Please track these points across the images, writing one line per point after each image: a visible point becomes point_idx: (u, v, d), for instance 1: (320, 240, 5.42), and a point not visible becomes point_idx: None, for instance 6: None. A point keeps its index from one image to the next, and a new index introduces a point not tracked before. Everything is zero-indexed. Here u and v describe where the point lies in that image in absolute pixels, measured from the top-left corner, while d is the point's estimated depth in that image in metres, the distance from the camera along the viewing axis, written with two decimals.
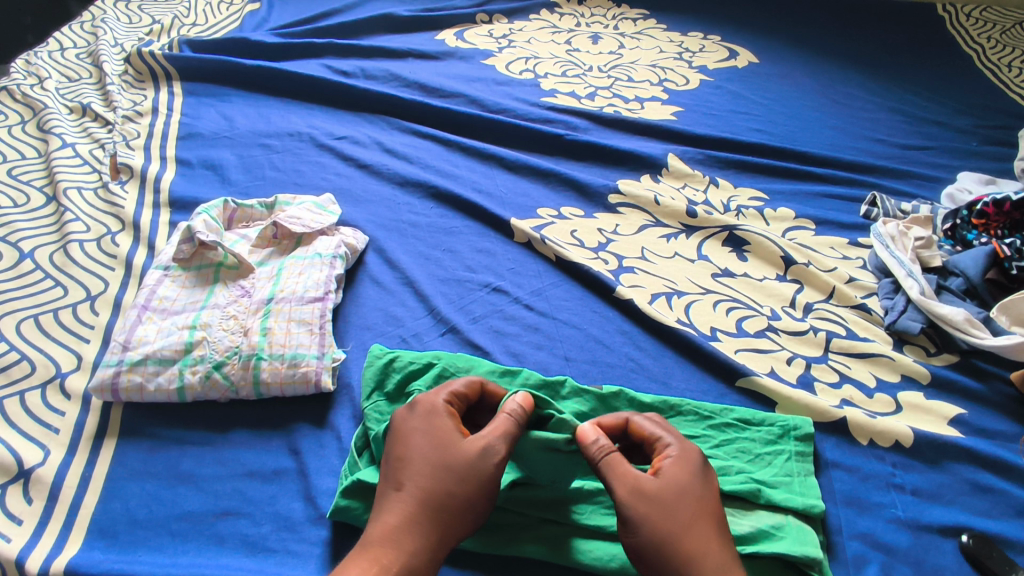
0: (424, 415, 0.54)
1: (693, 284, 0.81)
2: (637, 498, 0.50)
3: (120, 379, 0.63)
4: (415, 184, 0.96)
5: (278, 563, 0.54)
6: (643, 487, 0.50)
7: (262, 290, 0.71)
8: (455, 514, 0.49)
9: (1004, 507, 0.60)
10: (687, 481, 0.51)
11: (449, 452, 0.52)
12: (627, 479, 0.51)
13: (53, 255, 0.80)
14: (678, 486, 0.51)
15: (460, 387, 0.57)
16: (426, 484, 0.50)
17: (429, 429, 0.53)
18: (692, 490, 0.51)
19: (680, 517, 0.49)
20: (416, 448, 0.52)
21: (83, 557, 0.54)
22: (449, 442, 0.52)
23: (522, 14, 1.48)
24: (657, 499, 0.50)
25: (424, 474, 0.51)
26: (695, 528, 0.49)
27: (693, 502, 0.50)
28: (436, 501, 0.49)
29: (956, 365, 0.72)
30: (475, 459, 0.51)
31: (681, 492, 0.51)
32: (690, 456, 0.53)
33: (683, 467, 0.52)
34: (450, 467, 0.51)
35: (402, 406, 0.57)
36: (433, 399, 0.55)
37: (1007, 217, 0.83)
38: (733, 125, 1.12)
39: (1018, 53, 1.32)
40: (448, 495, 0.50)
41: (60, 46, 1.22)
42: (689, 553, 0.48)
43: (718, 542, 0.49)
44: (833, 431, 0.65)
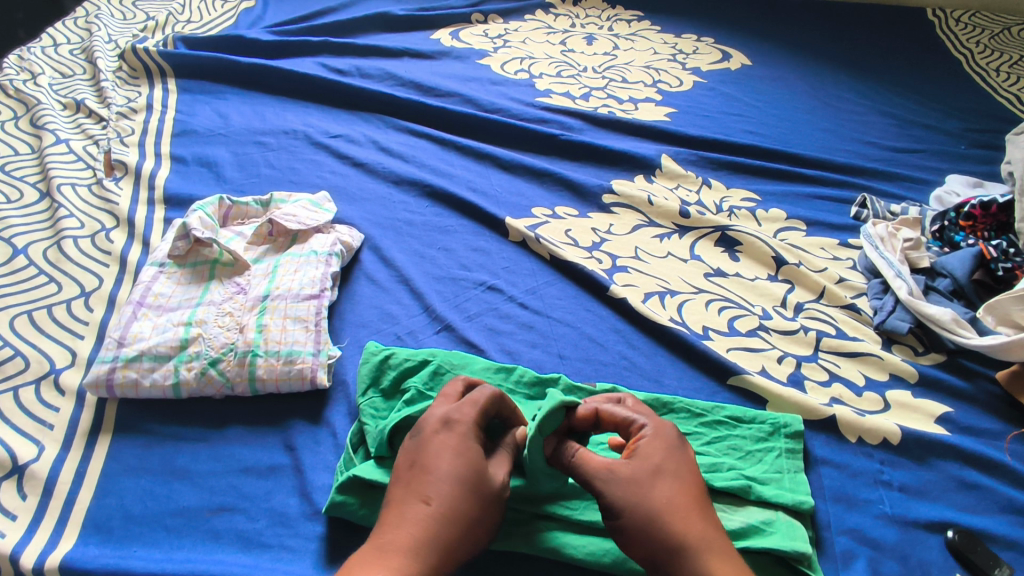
0: (460, 433, 0.53)
1: (685, 284, 0.82)
2: (615, 480, 0.51)
3: (115, 374, 0.63)
4: (410, 182, 0.96)
5: (273, 559, 0.54)
6: (616, 470, 0.51)
7: (258, 287, 0.72)
8: (470, 539, 0.50)
9: (990, 504, 0.61)
10: (664, 458, 0.52)
11: (479, 476, 0.51)
12: (599, 465, 0.52)
13: (46, 251, 0.80)
14: (657, 462, 0.52)
15: (488, 404, 0.56)
16: (455, 502, 0.49)
17: (464, 446, 0.52)
18: (669, 464, 0.52)
19: (661, 491, 0.50)
20: (448, 465, 0.51)
21: (78, 552, 0.54)
22: (480, 466, 0.52)
23: (517, 13, 1.48)
24: (633, 479, 0.50)
25: (456, 493, 0.50)
26: (678, 502, 0.50)
27: (670, 481, 0.51)
28: (462, 522, 0.49)
29: (943, 364, 0.73)
30: (500, 490, 0.52)
31: (655, 469, 0.51)
32: (666, 433, 0.54)
33: (658, 445, 0.53)
34: (478, 490, 0.51)
35: (434, 417, 0.54)
36: (470, 418, 0.54)
37: (994, 219, 0.85)
38: (725, 126, 1.13)
39: (1007, 58, 1.34)
40: (475, 518, 0.50)
41: (53, 41, 1.21)
42: (677, 526, 0.48)
43: (701, 512, 0.50)
44: (823, 429, 0.66)
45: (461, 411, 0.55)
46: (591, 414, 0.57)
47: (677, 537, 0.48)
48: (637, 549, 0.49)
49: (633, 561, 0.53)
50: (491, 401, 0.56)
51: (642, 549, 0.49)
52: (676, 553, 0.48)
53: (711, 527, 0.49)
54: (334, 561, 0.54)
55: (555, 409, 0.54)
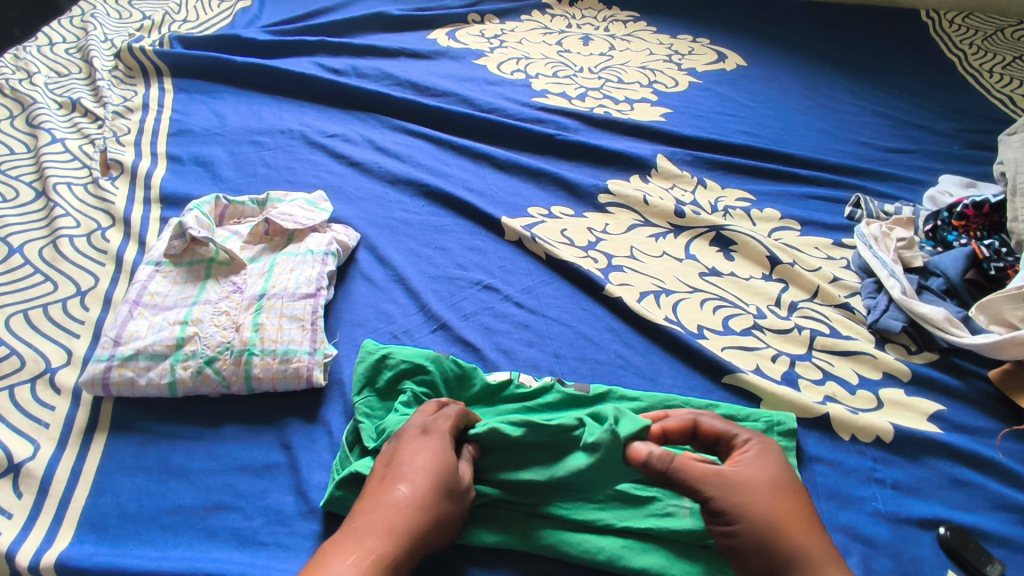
0: (437, 436, 0.54)
1: (680, 283, 0.82)
2: (730, 487, 0.50)
3: (111, 373, 0.63)
4: (407, 182, 0.96)
5: (269, 556, 0.54)
6: (729, 476, 0.51)
7: (255, 286, 0.72)
8: (437, 534, 0.50)
9: (981, 501, 0.61)
10: (772, 470, 0.53)
11: (451, 473, 0.52)
12: (713, 470, 0.51)
13: (41, 250, 0.80)
14: (770, 475, 0.52)
15: (461, 415, 0.57)
16: (428, 495, 0.50)
17: (439, 449, 0.53)
18: (777, 476, 0.52)
19: (778, 502, 0.50)
20: (425, 462, 0.52)
21: (73, 550, 0.54)
22: (454, 467, 0.53)
23: (514, 13, 1.49)
24: (749, 488, 0.51)
25: (429, 489, 0.51)
26: (795, 516, 0.50)
27: (782, 492, 0.51)
28: (434, 515, 0.50)
29: (936, 363, 0.73)
30: (466, 488, 0.53)
31: (765, 479, 0.52)
32: (772, 449, 0.55)
33: (766, 458, 0.53)
34: (450, 488, 0.51)
35: (412, 424, 0.55)
36: (445, 425, 0.55)
37: (986, 219, 0.86)
38: (720, 126, 1.14)
39: (1000, 60, 1.35)
40: (446, 513, 0.51)
41: (48, 41, 1.21)
42: (795, 536, 0.49)
43: (815, 525, 0.50)
44: (816, 427, 0.66)
45: (438, 420, 0.56)
46: (688, 425, 0.56)
47: (795, 548, 0.48)
48: (755, 560, 0.48)
49: (627, 559, 0.53)
50: (460, 411, 0.58)
51: (759, 560, 0.48)
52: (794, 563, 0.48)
53: (823, 541, 0.50)
54: None
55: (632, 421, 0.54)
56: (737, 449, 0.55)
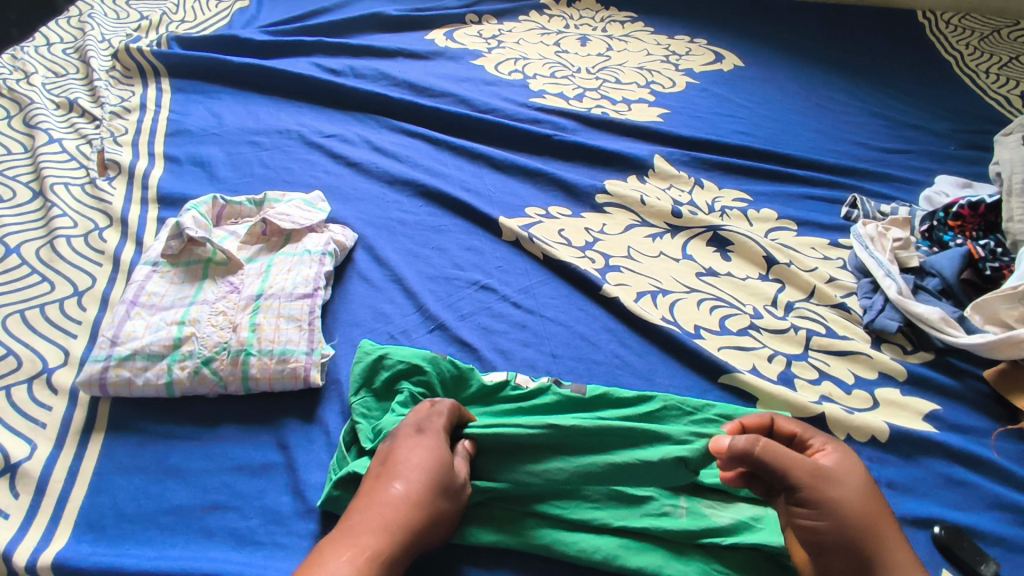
0: (431, 435, 0.55)
1: (677, 283, 0.82)
2: (819, 481, 0.50)
3: (108, 373, 0.63)
4: (404, 182, 0.96)
5: (266, 556, 0.54)
6: (817, 470, 0.51)
7: (252, 286, 0.72)
8: (432, 531, 0.50)
9: (976, 500, 0.62)
10: (851, 469, 0.53)
11: (446, 471, 0.53)
12: (804, 460, 0.51)
13: (39, 250, 0.80)
14: (852, 473, 0.52)
15: (453, 412, 0.58)
16: (423, 492, 0.50)
17: (434, 447, 0.54)
18: (860, 474, 0.53)
19: (861, 499, 0.50)
20: (421, 459, 0.52)
21: (70, 550, 0.54)
22: (448, 463, 0.53)
23: (512, 14, 1.49)
24: (835, 483, 0.51)
25: (424, 485, 0.51)
26: (878, 516, 0.50)
27: (864, 491, 0.51)
28: (429, 513, 0.50)
29: (932, 363, 0.74)
30: (461, 486, 0.53)
31: (851, 477, 0.52)
32: (846, 450, 0.55)
33: (847, 458, 0.54)
34: (445, 485, 0.52)
35: (406, 423, 0.56)
36: (439, 424, 0.56)
37: (982, 219, 0.86)
38: (717, 127, 1.14)
39: (997, 60, 1.35)
40: (442, 511, 0.51)
41: (46, 41, 1.21)
42: (882, 535, 0.49)
43: (897, 527, 0.51)
44: (812, 426, 0.67)
45: (431, 419, 0.56)
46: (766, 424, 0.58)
47: (876, 547, 0.49)
48: (841, 559, 0.48)
49: (624, 559, 0.53)
50: (452, 407, 0.58)
51: (849, 558, 0.48)
52: (874, 563, 0.48)
53: (900, 543, 0.50)
54: None
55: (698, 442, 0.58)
56: (814, 449, 0.55)
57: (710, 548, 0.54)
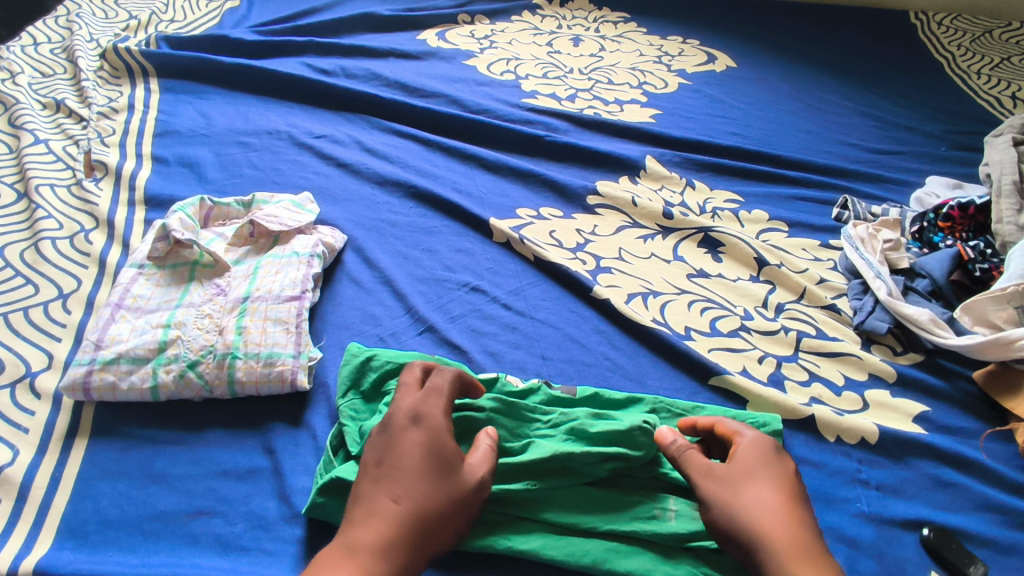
0: (428, 431, 0.53)
1: (668, 285, 0.82)
2: (704, 479, 0.53)
3: (92, 377, 0.63)
4: (395, 183, 0.96)
5: (251, 562, 0.54)
6: (715, 470, 0.54)
7: (238, 289, 0.71)
8: (439, 536, 0.50)
9: (965, 501, 0.62)
10: (752, 462, 0.54)
11: (448, 474, 0.51)
12: (699, 463, 0.55)
13: (23, 253, 0.79)
14: (749, 466, 0.53)
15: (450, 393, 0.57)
16: (424, 501, 0.50)
17: (433, 446, 0.52)
18: (763, 468, 0.53)
19: (753, 492, 0.52)
20: (421, 466, 0.51)
21: (52, 557, 0.53)
22: (450, 462, 0.52)
23: (504, 14, 1.48)
24: (728, 479, 0.53)
25: (426, 492, 0.50)
26: (773, 501, 0.51)
27: (766, 481, 0.52)
28: (433, 519, 0.49)
29: (921, 364, 0.74)
30: (474, 489, 0.52)
31: (750, 471, 0.53)
32: (761, 442, 0.55)
33: (753, 452, 0.55)
34: (449, 488, 0.51)
35: (402, 414, 0.54)
36: (437, 415, 0.54)
37: (971, 221, 0.86)
38: (709, 128, 1.14)
39: (988, 61, 1.36)
40: (447, 522, 0.50)
41: (33, 40, 1.20)
42: (785, 524, 0.50)
43: (806, 518, 0.51)
44: (801, 428, 0.67)
45: (429, 408, 0.55)
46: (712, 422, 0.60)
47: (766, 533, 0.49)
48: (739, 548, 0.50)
49: (611, 562, 0.53)
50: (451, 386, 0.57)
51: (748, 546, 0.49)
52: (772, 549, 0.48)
53: (808, 527, 0.50)
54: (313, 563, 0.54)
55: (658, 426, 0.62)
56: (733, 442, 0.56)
57: (700, 552, 0.54)
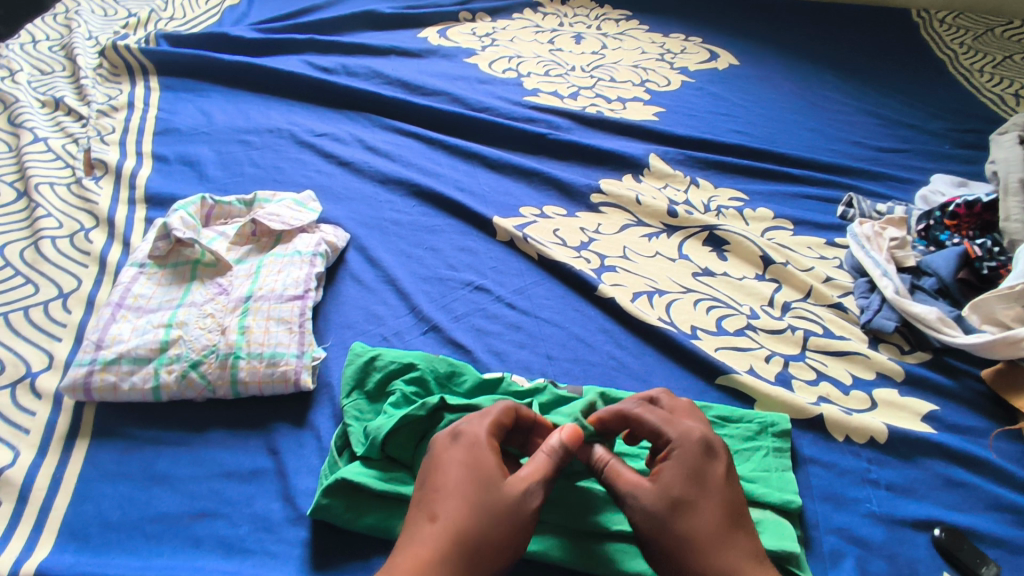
0: (467, 446, 0.51)
1: (673, 284, 0.82)
2: (635, 508, 0.49)
3: (93, 378, 0.62)
4: (397, 181, 0.95)
5: (256, 565, 0.53)
6: (644, 497, 0.49)
7: (240, 288, 0.70)
8: (487, 557, 0.46)
9: (976, 501, 0.61)
10: (678, 483, 0.49)
11: (490, 489, 0.48)
12: (627, 489, 0.50)
13: (23, 252, 0.78)
14: (677, 490, 0.49)
15: (501, 412, 0.54)
16: (463, 517, 0.47)
17: (471, 460, 0.50)
18: (694, 489, 0.49)
19: (683, 524, 0.48)
20: (458, 482, 0.49)
21: (53, 559, 0.52)
22: (492, 477, 0.49)
23: (505, 12, 1.48)
24: (658, 508, 0.48)
25: (465, 509, 0.47)
26: (706, 522, 0.48)
27: (700, 500, 0.49)
28: (475, 537, 0.46)
29: (929, 363, 0.73)
30: (520, 502, 0.48)
31: (678, 495, 0.49)
32: (690, 450, 0.51)
33: (682, 466, 0.50)
34: (491, 504, 0.47)
35: (443, 432, 0.53)
36: (478, 430, 0.52)
37: (978, 219, 0.86)
38: (713, 126, 1.13)
39: (991, 59, 1.35)
40: (492, 539, 0.46)
41: (32, 38, 1.19)
42: (720, 555, 0.47)
43: (745, 543, 0.48)
44: (810, 428, 0.66)
45: (472, 423, 0.53)
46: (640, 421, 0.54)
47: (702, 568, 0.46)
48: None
49: (623, 564, 0.52)
50: (505, 407, 0.54)
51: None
52: None
53: (744, 556, 0.47)
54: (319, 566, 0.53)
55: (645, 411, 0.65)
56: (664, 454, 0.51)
57: None
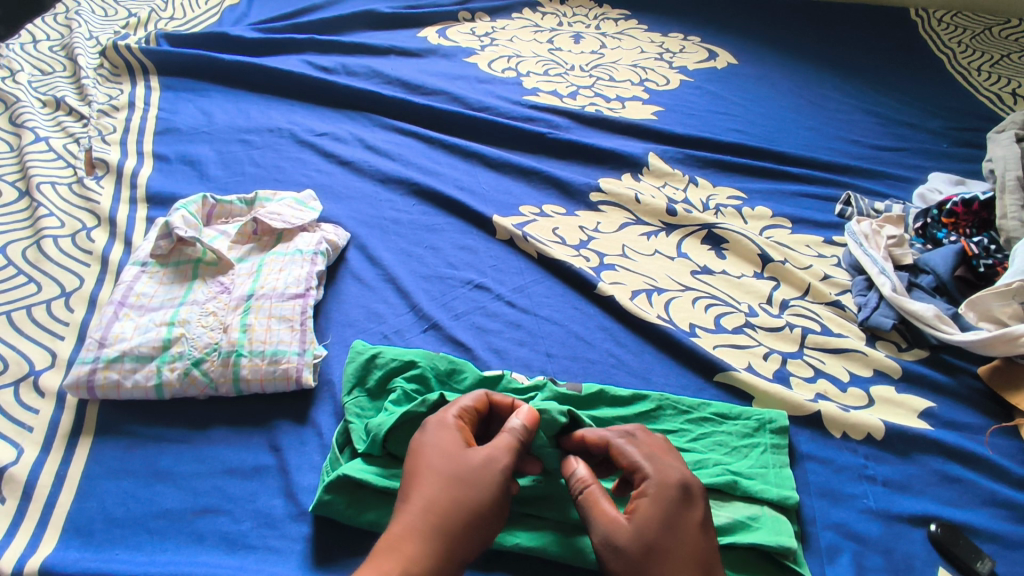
0: (433, 429, 0.53)
1: (672, 281, 0.82)
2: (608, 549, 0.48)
3: (96, 376, 0.62)
4: (397, 180, 0.96)
5: (258, 560, 0.54)
6: (618, 540, 0.48)
7: (242, 287, 0.71)
8: (457, 523, 0.47)
9: (972, 497, 0.62)
10: (652, 530, 0.48)
11: (454, 461, 0.50)
12: (601, 528, 0.49)
13: (25, 251, 0.78)
14: (650, 536, 0.48)
15: (466, 398, 0.56)
16: (431, 491, 0.49)
17: (437, 440, 0.52)
18: (668, 537, 0.48)
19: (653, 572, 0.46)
20: (424, 463, 0.51)
21: (58, 555, 0.53)
22: (456, 451, 0.51)
23: (505, 12, 1.48)
24: (631, 552, 0.47)
25: (431, 484, 0.49)
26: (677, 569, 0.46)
27: (674, 546, 0.47)
28: (443, 506, 0.48)
29: (926, 360, 0.74)
30: (483, 468, 0.50)
31: (650, 542, 0.47)
32: (667, 492, 0.50)
33: (658, 507, 0.49)
34: (455, 475, 0.49)
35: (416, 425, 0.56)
36: (444, 414, 0.54)
37: (975, 217, 0.86)
38: (711, 125, 1.14)
39: (989, 58, 1.36)
40: (465, 505, 0.48)
41: (32, 38, 1.19)
42: None
43: None
44: (807, 424, 0.66)
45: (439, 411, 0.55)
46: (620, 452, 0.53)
47: None
48: None
49: None
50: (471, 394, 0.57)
51: None
52: None
53: None
54: (320, 562, 0.53)
55: (641, 409, 0.65)
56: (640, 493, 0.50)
57: None
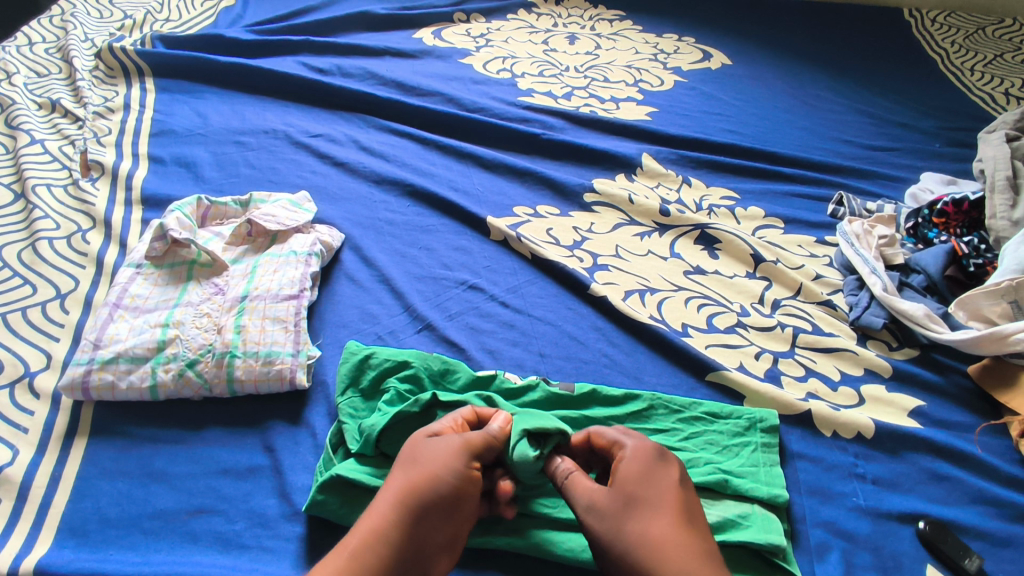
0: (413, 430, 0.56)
1: (665, 281, 0.83)
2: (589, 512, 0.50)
3: (91, 377, 0.63)
4: (392, 181, 0.96)
5: (253, 559, 0.54)
6: (598, 503, 0.50)
7: (237, 288, 0.71)
8: (410, 504, 0.49)
9: (961, 495, 0.62)
10: (629, 487, 0.50)
11: (416, 451, 0.53)
12: (582, 495, 0.51)
13: (21, 253, 0.79)
14: (628, 493, 0.50)
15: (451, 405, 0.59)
16: (393, 477, 0.51)
17: (411, 437, 0.55)
18: (644, 493, 0.50)
19: (631, 526, 0.48)
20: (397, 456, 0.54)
21: (53, 555, 0.53)
22: (421, 442, 0.54)
23: (500, 13, 1.49)
24: (610, 511, 0.49)
25: (396, 472, 0.52)
26: (658, 521, 0.48)
27: (653, 501, 0.49)
28: (401, 488, 0.50)
29: (916, 359, 0.74)
30: (438, 453, 0.52)
31: (627, 500, 0.50)
32: (643, 453, 0.52)
33: (637, 465, 0.51)
34: (415, 462, 0.52)
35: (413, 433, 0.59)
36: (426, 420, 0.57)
37: (966, 216, 0.87)
38: (705, 125, 1.14)
39: (981, 58, 1.36)
40: (422, 484, 0.50)
41: (28, 40, 1.19)
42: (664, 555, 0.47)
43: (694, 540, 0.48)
44: (798, 424, 0.67)
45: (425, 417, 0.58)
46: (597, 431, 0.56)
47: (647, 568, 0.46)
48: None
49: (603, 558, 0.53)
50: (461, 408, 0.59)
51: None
52: None
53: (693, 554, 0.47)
54: (313, 562, 0.54)
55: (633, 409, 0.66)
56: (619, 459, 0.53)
57: None
